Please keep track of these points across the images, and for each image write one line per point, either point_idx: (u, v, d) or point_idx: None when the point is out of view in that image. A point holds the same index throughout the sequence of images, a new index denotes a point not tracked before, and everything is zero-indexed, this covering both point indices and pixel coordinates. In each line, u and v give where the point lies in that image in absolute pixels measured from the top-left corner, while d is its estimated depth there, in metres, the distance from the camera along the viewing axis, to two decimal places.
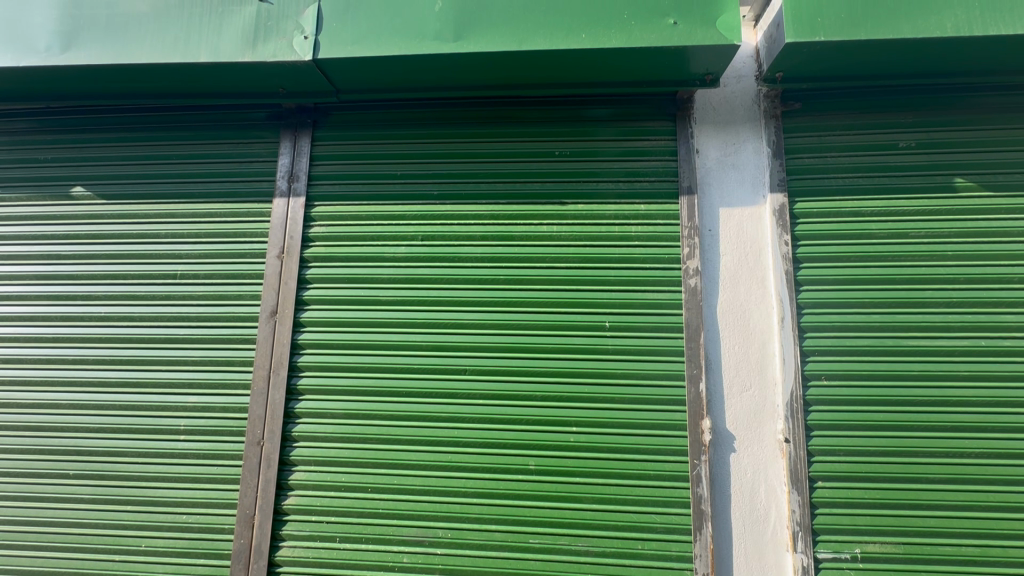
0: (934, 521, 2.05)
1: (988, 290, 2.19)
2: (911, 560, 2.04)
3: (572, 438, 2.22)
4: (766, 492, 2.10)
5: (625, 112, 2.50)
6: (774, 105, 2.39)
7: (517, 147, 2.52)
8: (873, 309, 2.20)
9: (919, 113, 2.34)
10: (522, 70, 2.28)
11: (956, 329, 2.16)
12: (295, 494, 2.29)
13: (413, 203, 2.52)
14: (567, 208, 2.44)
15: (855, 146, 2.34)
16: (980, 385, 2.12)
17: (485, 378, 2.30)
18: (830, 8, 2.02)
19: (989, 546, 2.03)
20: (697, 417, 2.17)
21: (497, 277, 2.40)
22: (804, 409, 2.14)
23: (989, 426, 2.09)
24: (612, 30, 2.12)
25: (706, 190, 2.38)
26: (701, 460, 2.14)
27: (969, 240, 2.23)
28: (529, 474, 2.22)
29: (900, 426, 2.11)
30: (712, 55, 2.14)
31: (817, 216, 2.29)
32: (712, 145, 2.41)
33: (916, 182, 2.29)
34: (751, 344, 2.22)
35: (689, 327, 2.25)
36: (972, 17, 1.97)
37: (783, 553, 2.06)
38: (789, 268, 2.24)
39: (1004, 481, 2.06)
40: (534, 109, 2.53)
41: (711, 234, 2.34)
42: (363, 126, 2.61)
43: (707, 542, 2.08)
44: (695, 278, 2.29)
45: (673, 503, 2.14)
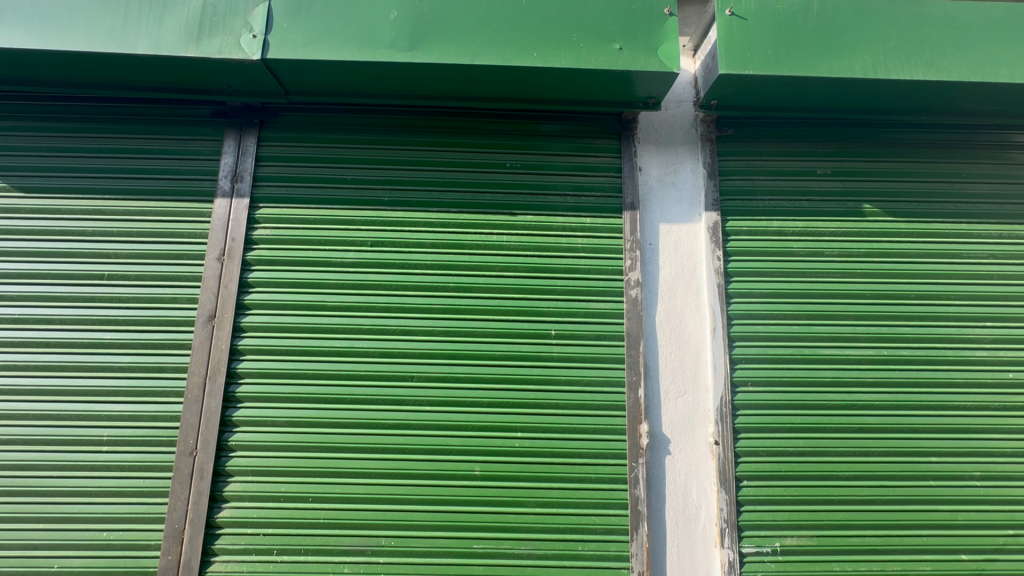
0: (843, 514, 2.24)
1: (890, 305, 2.44)
2: (825, 552, 2.22)
3: (518, 443, 2.27)
4: (697, 492, 2.24)
5: (574, 128, 2.61)
6: (710, 130, 2.57)
7: (470, 157, 2.57)
8: (793, 321, 2.40)
9: (837, 144, 2.59)
10: (477, 83, 2.34)
11: (863, 340, 2.39)
12: (230, 506, 2.21)
13: (363, 209, 2.50)
14: (517, 219, 2.51)
15: (779, 171, 2.56)
16: (882, 390, 2.35)
17: (433, 385, 2.32)
18: (758, 46, 2.21)
19: (890, 537, 2.24)
20: (636, 422, 2.28)
21: (447, 284, 2.43)
22: (732, 413, 2.29)
23: (890, 427, 2.32)
24: (561, 50, 2.22)
25: (647, 206, 2.51)
26: (639, 463, 2.24)
27: (875, 259, 2.48)
28: (474, 480, 2.24)
29: (815, 428, 2.30)
30: (653, 80, 2.29)
31: (745, 235, 2.48)
32: (654, 164, 2.56)
33: (831, 206, 2.53)
34: (686, 352, 2.36)
35: (629, 336, 2.36)
36: (877, 62, 2.22)
37: (711, 549, 2.19)
38: (721, 281, 2.41)
39: (903, 477, 2.28)
40: (487, 121, 2.59)
41: (652, 248, 2.47)
42: (313, 128, 2.57)
43: (643, 541, 2.18)
44: (636, 289, 2.41)
45: (611, 505, 2.23)
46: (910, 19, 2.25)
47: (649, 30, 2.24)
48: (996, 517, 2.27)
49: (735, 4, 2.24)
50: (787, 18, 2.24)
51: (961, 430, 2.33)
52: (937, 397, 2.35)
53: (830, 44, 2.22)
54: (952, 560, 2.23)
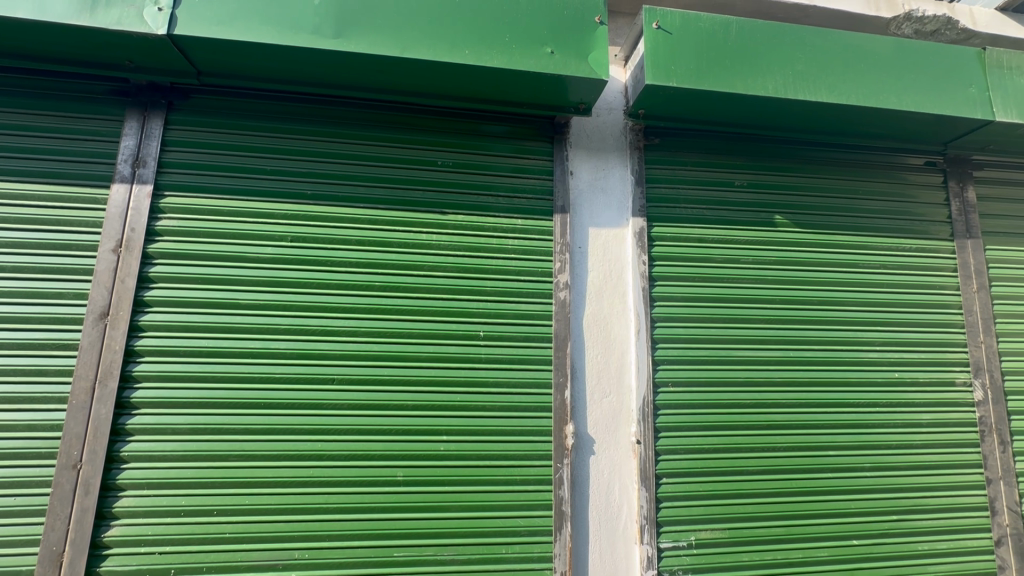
0: (752, 507, 2.38)
1: (796, 310, 2.62)
2: (735, 543, 2.34)
3: (443, 447, 2.22)
4: (619, 490, 2.29)
5: (508, 130, 2.60)
6: (638, 138, 2.65)
7: (401, 153, 2.50)
8: (710, 323, 2.52)
9: (753, 158, 2.75)
10: (408, 77, 2.28)
11: (772, 342, 2.55)
12: (120, 524, 2.00)
13: (284, 202, 2.36)
14: (448, 218, 2.46)
15: (701, 181, 2.68)
16: (788, 389, 2.52)
17: (355, 388, 2.22)
18: (682, 60, 2.31)
19: (793, 526, 2.39)
20: (562, 422, 2.30)
21: (373, 283, 2.34)
22: (654, 412, 2.37)
23: (795, 424, 2.49)
24: (494, 50, 2.20)
25: (577, 209, 2.55)
26: (564, 464, 2.26)
27: (785, 267, 2.65)
28: (396, 486, 2.17)
29: (728, 426, 2.43)
30: (584, 86, 2.33)
31: (669, 240, 2.58)
32: (584, 169, 2.60)
33: (747, 216, 2.68)
34: (612, 354, 2.41)
35: (557, 338, 2.38)
36: (788, 82, 2.37)
37: (631, 545, 2.25)
38: (646, 285, 2.49)
39: (805, 470, 2.45)
40: (420, 117, 2.53)
41: (581, 251, 2.51)
42: (230, 114, 2.40)
43: (566, 541, 2.20)
44: (564, 292, 2.43)
45: (536, 506, 2.23)
46: (817, 45, 2.43)
47: (580, 37, 2.28)
48: (883, 505, 2.48)
49: (662, 18, 2.32)
50: (709, 36, 2.35)
51: (855, 425, 2.54)
52: (834, 395, 2.55)
53: (747, 63, 2.36)
54: (846, 545, 2.42)
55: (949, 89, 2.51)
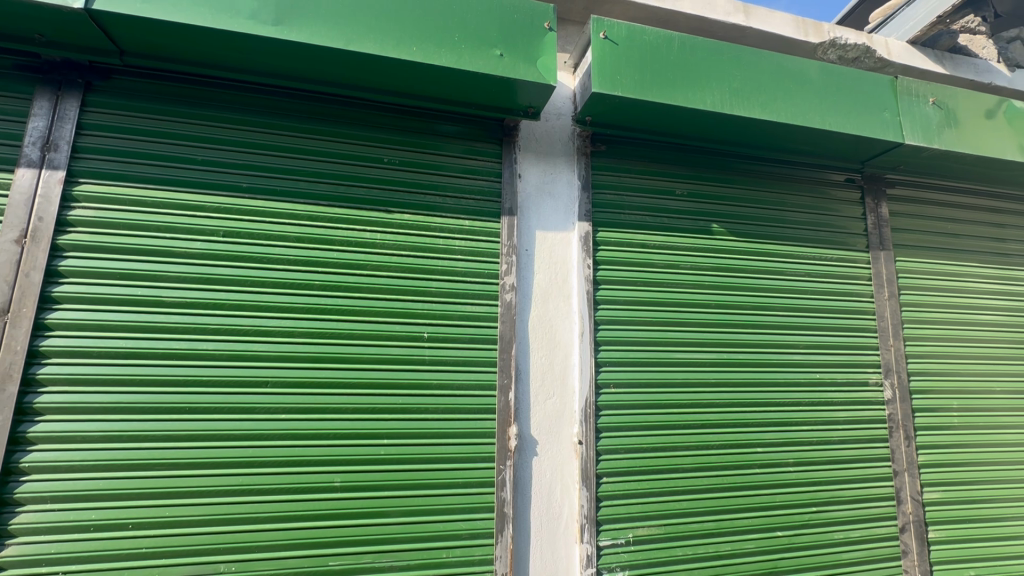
0: (686, 503, 2.47)
1: (730, 314, 2.76)
2: (670, 539, 2.42)
3: (384, 451, 2.17)
4: (561, 491, 2.32)
5: (458, 130, 2.58)
6: (585, 144, 2.71)
7: (345, 148, 2.42)
8: (650, 327, 2.61)
9: (693, 169, 2.87)
10: (352, 70, 2.21)
11: (708, 345, 2.67)
12: (17, 543, 1.82)
13: (217, 194, 2.24)
14: (393, 217, 2.41)
15: (644, 189, 2.78)
16: (721, 389, 2.64)
17: (290, 391, 2.13)
18: (627, 71, 2.38)
19: (724, 521, 2.51)
20: (505, 424, 2.30)
21: (312, 282, 2.25)
22: (595, 413, 2.42)
23: (727, 422, 2.61)
24: (442, 48, 2.18)
25: (525, 212, 2.56)
26: (507, 465, 2.26)
27: (720, 273, 2.79)
28: (333, 492, 2.09)
29: (666, 425, 2.52)
30: (532, 91, 2.35)
31: (612, 245, 2.65)
32: (532, 172, 2.62)
33: (686, 224, 2.79)
34: (556, 356, 2.44)
35: (502, 340, 2.38)
36: (725, 98, 2.50)
37: (572, 544, 2.29)
38: (590, 288, 2.54)
39: (735, 466, 2.58)
40: (366, 112, 2.47)
41: (528, 254, 2.52)
42: (157, 99, 2.25)
43: (507, 542, 2.20)
44: (510, 294, 2.43)
45: (478, 509, 2.22)
46: (751, 64, 2.57)
47: (528, 41, 2.30)
48: (805, 498, 2.65)
49: (609, 28, 2.38)
50: (652, 49, 2.43)
51: (781, 423, 2.70)
52: (763, 395, 2.70)
53: (687, 77, 2.46)
54: (771, 537, 2.56)
55: (866, 112, 2.73)
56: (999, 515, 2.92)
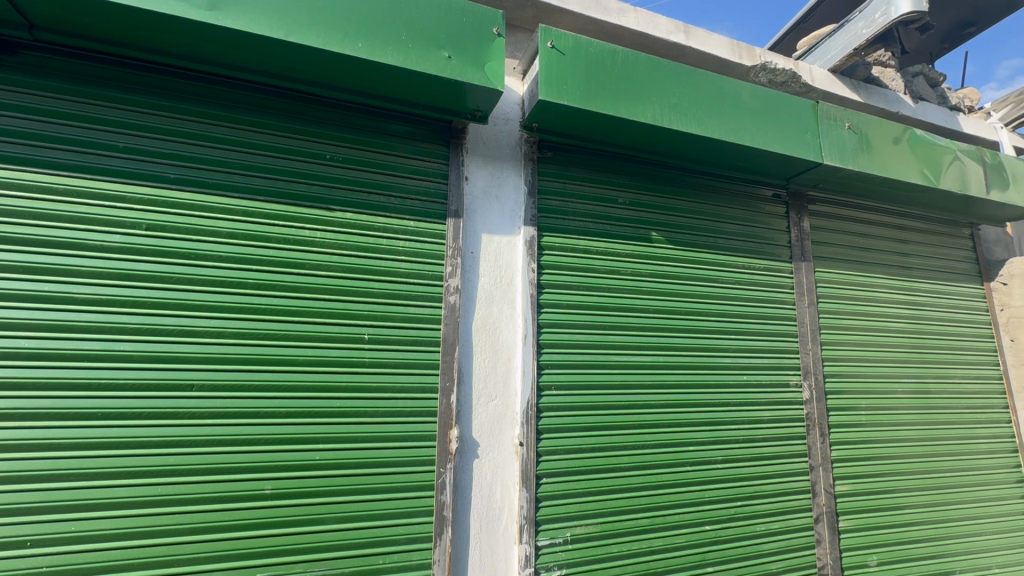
0: (622, 501, 2.56)
1: (666, 319, 2.88)
2: (606, 537, 2.49)
3: (319, 456, 2.10)
4: (501, 492, 2.34)
5: (404, 130, 2.56)
6: (532, 150, 2.75)
7: (284, 142, 2.34)
8: (591, 330, 2.68)
9: (634, 179, 2.99)
10: (294, 62, 2.14)
11: (645, 349, 2.78)
12: None
13: (139, 184, 2.09)
14: (335, 216, 2.34)
15: (588, 196, 2.86)
16: (657, 391, 2.76)
17: (217, 395, 2.02)
18: (572, 80, 2.44)
19: (657, 518, 2.62)
20: (446, 427, 2.29)
21: (245, 281, 2.15)
22: (536, 415, 2.46)
23: (661, 423, 2.73)
24: (388, 46, 2.15)
25: (471, 215, 2.57)
26: (447, 468, 2.24)
27: (658, 280, 2.91)
28: (263, 500, 2.00)
29: (604, 426, 2.60)
30: (480, 95, 2.37)
31: (556, 250, 2.70)
32: (479, 176, 2.64)
33: (628, 231, 2.90)
34: (499, 358, 2.46)
35: (445, 342, 2.37)
36: (664, 112, 2.62)
37: (510, 545, 2.31)
38: (534, 292, 2.58)
39: (668, 465, 2.70)
40: (307, 107, 2.39)
41: (473, 257, 2.53)
42: (73, 79, 2.07)
43: (445, 546, 2.18)
44: (454, 296, 2.43)
45: (417, 513, 2.19)
46: (689, 81, 2.71)
47: (477, 45, 2.31)
48: (731, 493, 2.81)
49: (556, 38, 2.43)
50: (597, 61, 2.51)
51: (710, 423, 2.85)
52: (695, 396, 2.84)
53: (629, 91, 2.56)
54: (700, 531, 2.69)
55: (791, 133, 2.94)
56: (898, 505, 3.22)
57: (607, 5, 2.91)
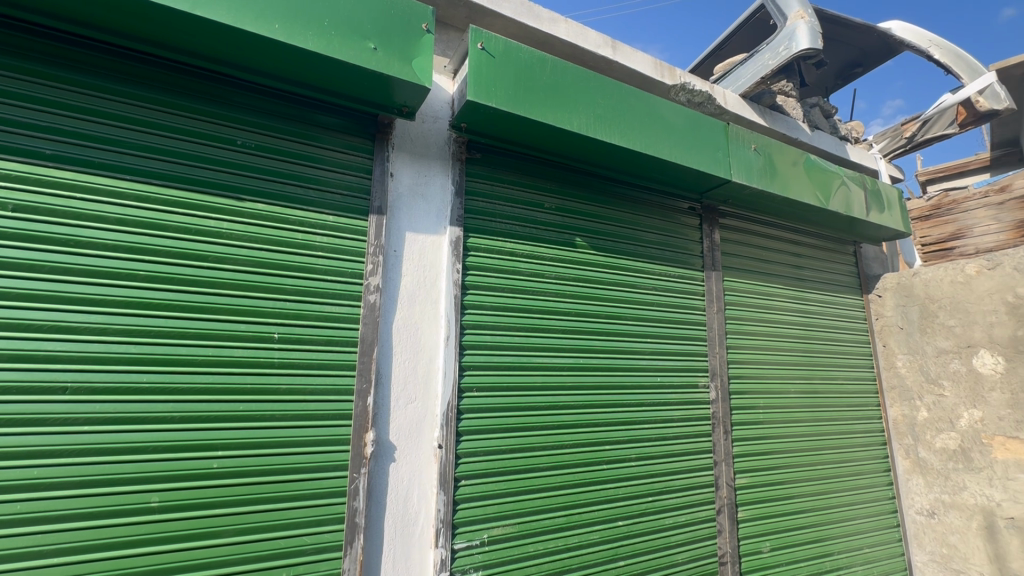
0: (539, 501, 2.60)
1: (587, 322, 2.98)
2: (523, 537, 2.52)
3: (218, 464, 1.94)
4: (418, 496, 2.29)
5: (325, 120, 2.44)
6: (460, 150, 2.74)
7: (190, 123, 2.14)
8: (514, 332, 2.71)
9: (561, 184, 3.06)
10: (202, 38, 1.98)
11: (566, 350, 2.86)
12: None
13: (6, 159, 1.83)
14: (245, 206, 2.18)
15: (515, 199, 2.89)
16: (576, 392, 2.84)
17: (97, 399, 1.81)
18: (501, 84, 2.46)
19: (573, 516, 2.69)
20: (362, 430, 2.20)
21: (135, 273, 1.94)
22: (456, 417, 2.45)
23: (579, 423, 2.81)
24: (308, 31, 2.04)
25: (394, 212, 2.50)
26: (361, 473, 2.16)
27: (581, 284, 3.00)
28: (149, 515, 1.82)
29: (524, 427, 2.63)
30: (407, 90, 2.32)
31: (481, 252, 2.71)
32: (405, 173, 2.58)
33: (553, 236, 2.96)
34: (419, 359, 2.42)
35: (363, 342, 2.27)
36: (589, 122, 2.70)
37: (426, 549, 2.27)
38: (458, 293, 2.57)
39: (585, 464, 2.78)
40: (218, 87, 2.22)
41: (396, 255, 2.46)
42: None
43: (356, 554, 2.09)
44: (375, 295, 2.34)
45: (327, 521, 2.08)
46: (613, 94, 2.82)
47: (404, 39, 2.26)
48: (643, 489, 2.94)
49: (486, 40, 2.44)
50: (526, 67, 2.55)
51: (626, 422, 2.98)
52: (612, 397, 2.96)
53: (557, 98, 2.62)
54: (613, 527, 2.80)
55: (705, 150, 3.15)
56: (788, 495, 3.53)
57: (539, 13, 2.97)
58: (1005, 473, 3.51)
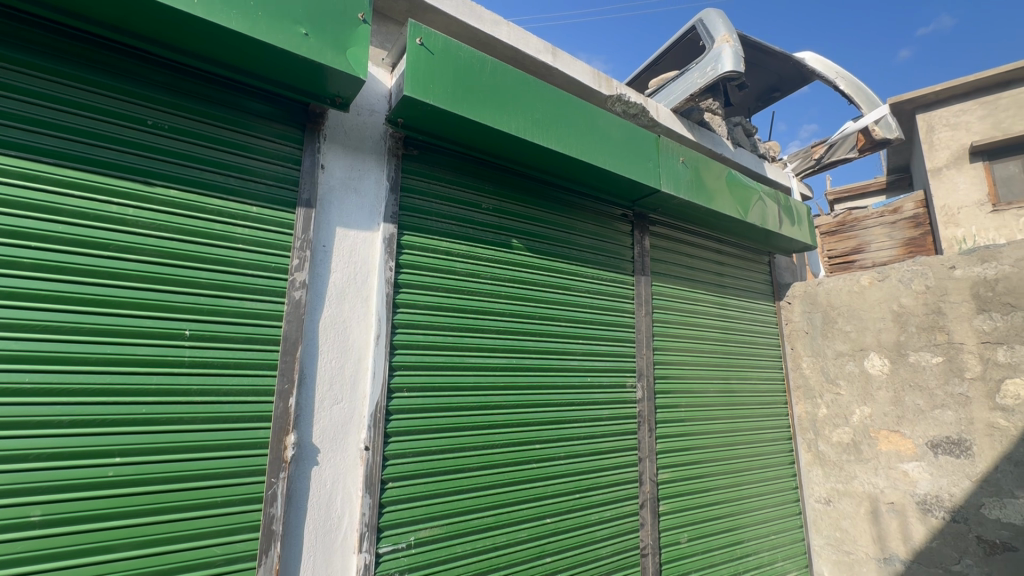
0: (469, 501, 2.60)
1: (521, 323, 3.02)
2: (450, 538, 2.50)
3: (115, 472, 1.77)
4: (341, 500, 2.22)
5: (250, 105, 2.30)
6: (396, 145, 2.68)
7: (90, 98, 1.93)
8: (446, 332, 2.70)
9: (499, 186, 3.08)
10: (107, 5, 1.79)
11: (500, 351, 2.88)
12: None
13: None
14: (155, 191, 2.01)
15: (452, 198, 2.87)
16: (508, 392, 2.87)
17: None
18: (440, 81, 2.44)
19: (502, 515, 2.71)
20: (282, 433, 2.09)
21: (20, 260, 1.73)
22: (385, 418, 2.39)
23: (511, 423, 2.84)
24: (233, 9, 1.92)
25: (325, 206, 2.41)
26: (280, 478, 2.05)
27: (516, 286, 3.04)
28: (29, 530, 1.63)
29: (454, 428, 2.62)
30: (340, 80, 2.24)
31: (415, 250, 2.67)
32: (337, 165, 2.49)
33: (489, 237, 2.98)
34: (347, 359, 2.34)
35: (286, 341, 2.16)
36: (528, 126, 2.74)
37: (348, 554, 2.20)
38: (390, 291, 2.51)
39: (516, 463, 2.82)
40: (126, 61, 2.02)
41: (325, 251, 2.37)
42: None
43: (272, 564, 1.98)
44: (300, 291, 2.23)
45: (239, 530, 1.96)
46: (552, 100, 2.88)
47: (338, 28, 2.18)
48: (570, 486, 3.03)
49: (426, 36, 2.41)
50: (466, 67, 2.54)
51: (557, 421, 3.05)
52: (543, 396, 3.02)
53: (496, 100, 2.63)
54: (541, 524, 2.85)
55: (638, 159, 3.29)
56: (705, 488, 3.76)
57: (481, 14, 2.98)
58: (888, 463, 3.93)
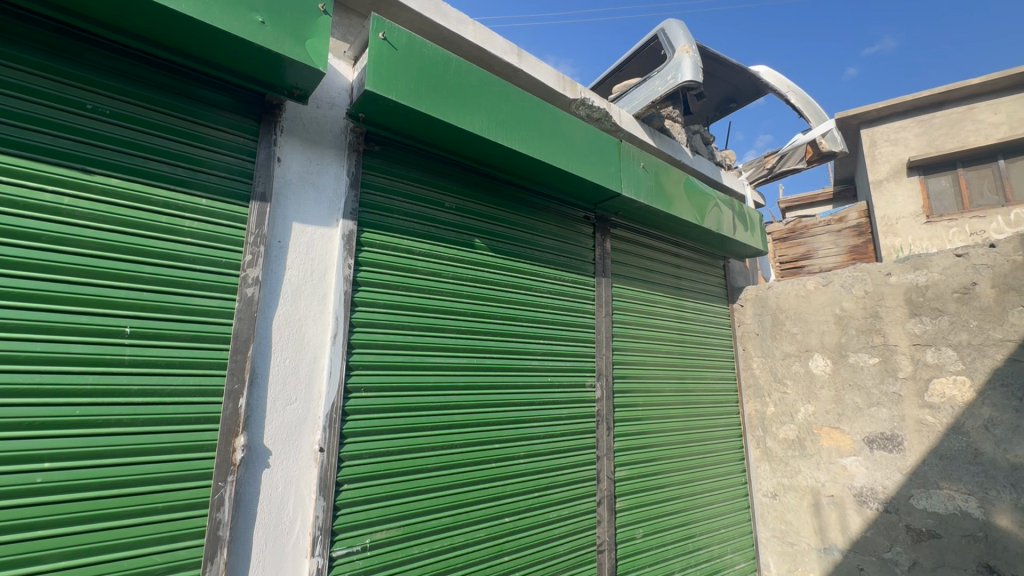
0: (427, 501, 2.58)
1: (483, 323, 3.02)
2: (407, 539, 2.48)
3: (44, 479, 1.66)
4: (294, 503, 2.15)
5: (202, 93, 2.20)
6: (357, 140, 2.63)
7: (21, 78, 1.80)
8: (406, 331, 2.66)
9: (462, 185, 3.07)
10: None
11: (460, 350, 2.87)
12: None
13: None
14: (95, 180, 1.89)
15: (414, 196, 2.84)
16: (468, 391, 2.87)
17: None
18: (403, 77, 2.41)
19: (460, 515, 2.70)
20: (230, 435, 2.01)
21: None
22: (340, 418, 2.34)
23: (470, 423, 2.84)
24: None
25: (281, 201, 2.33)
26: (227, 482, 1.97)
27: (478, 285, 3.04)
28: None
29: (413, 428, 2.59)
30: (299, 72, 2.18)
31: (375, 247, 2.62)
32: (294, 159, 2.41)
33: (452, 236, 2.96)
34: (302, 359, 2.28)
35: (237, 339, 2.08)
36: (491, 126, 2.75)
37: (300, 559, 2.14)
38: (348, 289, 2.46)
39: (475, 463, 2.82)
40: (62, 40, 1.89)
41: (280, 247, 2.30)
42: None
43: (218, 571, 1.90)
44: (253, 288, 2.15)
45: (182, 537, 1.87)
46: (516, 101, 2.89)
47: (297, 18, 2.12)
48: (529, 485, 3.05)
49: (389, 31, 2.38)
50: (430, 64, 2.52)
51: (517, 420, 3.07)
52: (503, 396, 3.03)
53: (459, 98, 2.62)
54: (499, 523, 2.86)
55: (600, 163, 3.35)
56: (660, 485, 3.87)
57: (446, 12, 2.96)
58: (829, 457, 4.16)
